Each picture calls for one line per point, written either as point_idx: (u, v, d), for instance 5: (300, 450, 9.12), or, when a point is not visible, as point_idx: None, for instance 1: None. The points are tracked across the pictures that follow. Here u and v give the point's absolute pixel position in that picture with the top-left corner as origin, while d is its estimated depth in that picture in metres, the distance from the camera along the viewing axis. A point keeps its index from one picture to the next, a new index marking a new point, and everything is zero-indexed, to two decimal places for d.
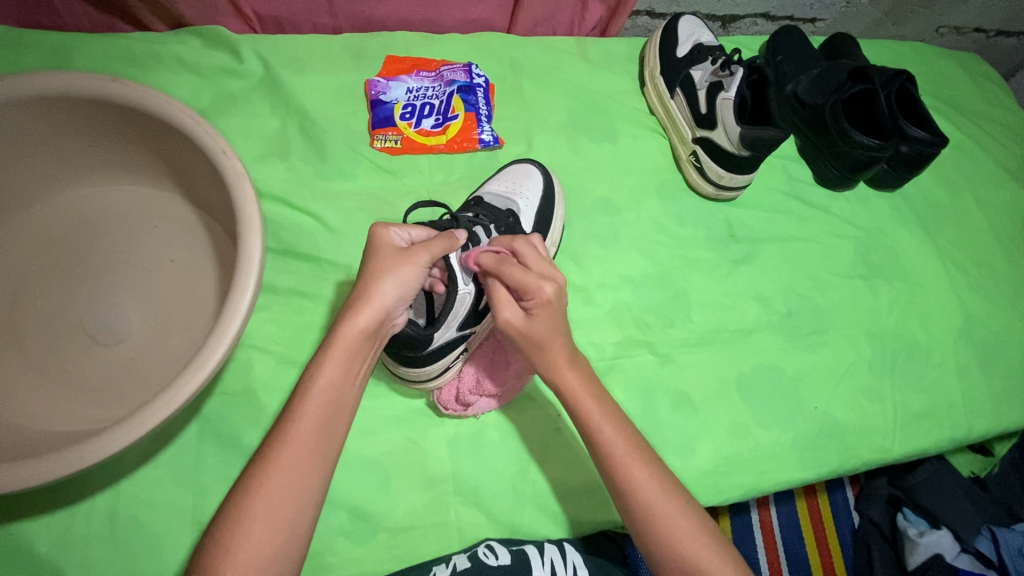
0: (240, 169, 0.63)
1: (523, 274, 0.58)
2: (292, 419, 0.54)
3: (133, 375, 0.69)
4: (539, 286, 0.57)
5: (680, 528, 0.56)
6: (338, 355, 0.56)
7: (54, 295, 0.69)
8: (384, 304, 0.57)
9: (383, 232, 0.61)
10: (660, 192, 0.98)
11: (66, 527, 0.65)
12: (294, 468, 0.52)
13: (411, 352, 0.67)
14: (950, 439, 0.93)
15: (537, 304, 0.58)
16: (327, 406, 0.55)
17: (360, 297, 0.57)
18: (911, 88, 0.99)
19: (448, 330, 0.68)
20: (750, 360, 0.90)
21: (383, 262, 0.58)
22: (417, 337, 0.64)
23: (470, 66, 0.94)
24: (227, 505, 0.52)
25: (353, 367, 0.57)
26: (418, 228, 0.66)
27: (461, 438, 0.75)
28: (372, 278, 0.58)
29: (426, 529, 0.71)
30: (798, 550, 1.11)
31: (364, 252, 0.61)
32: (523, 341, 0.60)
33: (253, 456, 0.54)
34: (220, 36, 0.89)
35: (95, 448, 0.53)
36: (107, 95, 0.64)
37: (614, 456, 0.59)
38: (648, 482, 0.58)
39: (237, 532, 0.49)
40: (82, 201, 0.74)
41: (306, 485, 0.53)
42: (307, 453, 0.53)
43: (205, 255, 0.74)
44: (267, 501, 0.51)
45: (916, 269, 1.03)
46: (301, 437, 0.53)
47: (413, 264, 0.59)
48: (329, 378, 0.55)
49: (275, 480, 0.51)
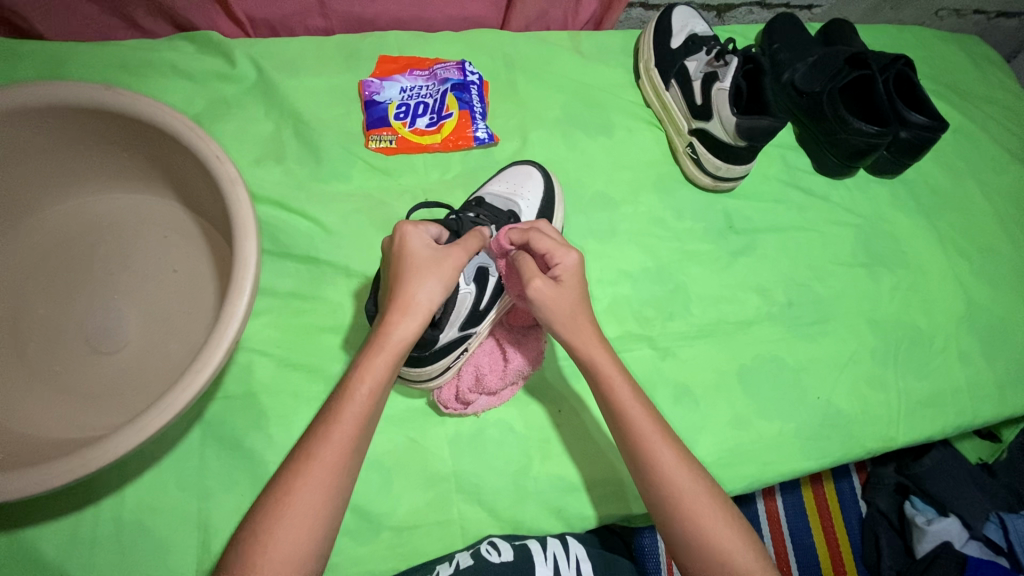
0: (234, 174, 0.63)
1: (551, 240, 0.61)
2: (332, 423, 0.55)
3: (134, 381, 0.69)
4: (568, 253, 0.61)
5: (701, 503, 0.58)
6: (378, 364, 0.56)
7: (55, 304, 0.70)
8: (428, 311, 0.57)
9: (416, 232, 0.59)
10: (657, 185, 0.98)
11: (73, 533, 0.66)
12: (336, 472, 0.53)
13: (418, 353, 0.66)
14: (955, 426, 0.92)
15: (563, 269, 0.61)
16: (367, 411, 0.56)
17: (401, 305, 0.57)
18: (910, 73, 0.98)
19: (452, 329, 0.68)
20: (751, 351, 0.89)
21: (424, 268, 0.57)
22: (426, 337, 0.63)
23: (463, 64, 0.94)
24: (264, 504, 0.52)
25: (394, 373, 0.58)
26: (435, 225, 0.64)
27: (462, 436, 0.75)
28: (414, 283, 0.57)
29: (429, 528, 0.72)
30: (806, 540, 1.11)
31: (396, 251, 0.59)
32: (554, 311, 0.61)
33: (290, 456, 0.55)
34: (213, 41, 0.89)
35: (104, 450, 0.55)
36: (102, 104, 0.64)
37: (637, 430, 0.61)
38: (672, 456, 0.60)
39: (273, 538, 0.50)
40: (80, 209, 0.74)
41: (344, 487, 0.54)
42: (344, 460, 0.54)
43: (206, 263, 0.75)
44: (304, 508, 0.52)
45: (918, 256, 1.02)
46: (338, 445, 0.54)
47: (454, 271, 0.59)
48: (372, 384, 0.56)
49: (317, 483, 0.52)
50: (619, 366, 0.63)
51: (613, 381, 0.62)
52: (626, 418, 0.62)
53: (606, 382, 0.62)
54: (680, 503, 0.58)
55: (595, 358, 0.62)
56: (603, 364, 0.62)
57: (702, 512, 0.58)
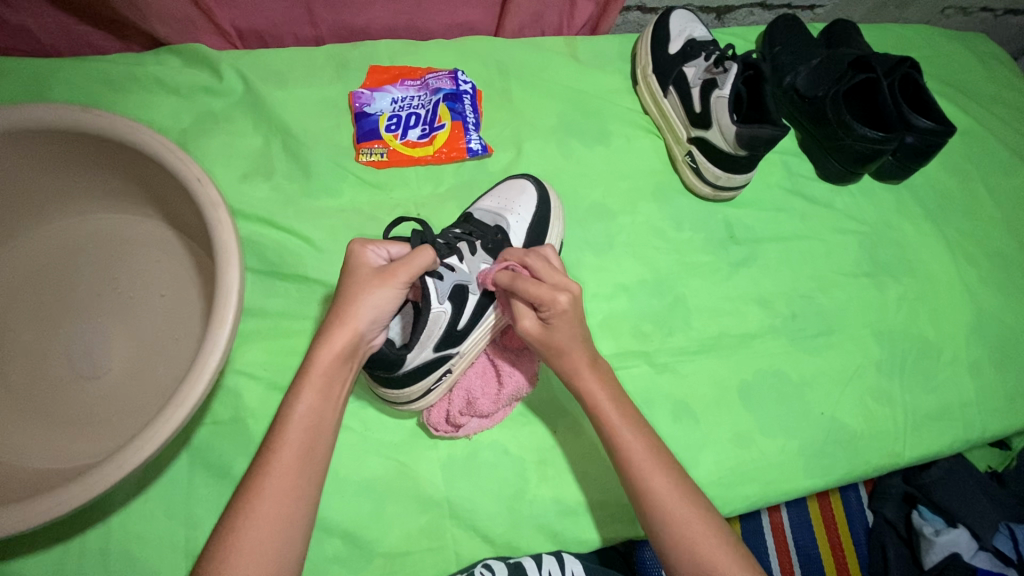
0: (216, 197, 0.61)
1: (536, 287, 0.59)
2: (272, 450, 0.54)
3: (120, 408, 0.68)
4: (555, 298, 0.58)
5: (694, 528, 0.58)
6: (315, 380, 0.56)
7: (39, 330, 0.68)
8: (358, 326, 0.57)
9: (360, 251, 0.60)
10: (656, 195, 0.95)
11: (58, 565, 0.64)
12: (279, 499, 0.52)
13: (385, 373, 0.64)
14: (964, 440, 0.90)
15: (552, 313, 0.59)
16: (307, 434, 0.55)
17: (336, 321, 0.57)
18: (916, 76, 0.95)
19: (424, 350, 0.65)
20: (753, 366, 0.87)
21: (359, 286, 0.57)
22: (391, 356, 0.62)
23: (456, 73, 0.92)
24: (212, 544, 0.50)
25: (332, 392, 0.57)
26: (398, 244, 0.64)
27: (455, 459, 0.73)
28: (347, 301, 0.57)
29: (423, 554, 0.70)
30: (811, 550, 1.09)
31: (341, 272, 0.60)
32: (548, 348, 0.63)
33: (236, 492, 0.53)
34: (199, 54, 0.87)
35: (81, 489, 0.53)
36: (80, 127, 0.62)
37: (630, 458, 0.61)
38: (665, 483, 0.60)
39: (223, 568, 0.48)
40: (63, 231, 0.72)
41: (290, 516, 0.52)
42: (291, 480, 0.53)
43: (194, 286, 0.73)
44: (251, 534, 0.50)
45: (924, 263, 0.99)
46: (284, 464, 0.53)
47: (390, 286, 0.57)
48: (307, 405, 0.55)
49: (261, 512, 0.51)
50: (611, 392, 0.64)
51: (602, 405, 0.63)
52: (622, 448, 0.62)
53: (596, 408, 0.64)
54: (674, 527, 0.58)
55: (589, 389, 0.64)
56: (598, 389, 0.64)
57: (698, 539, 0.57)
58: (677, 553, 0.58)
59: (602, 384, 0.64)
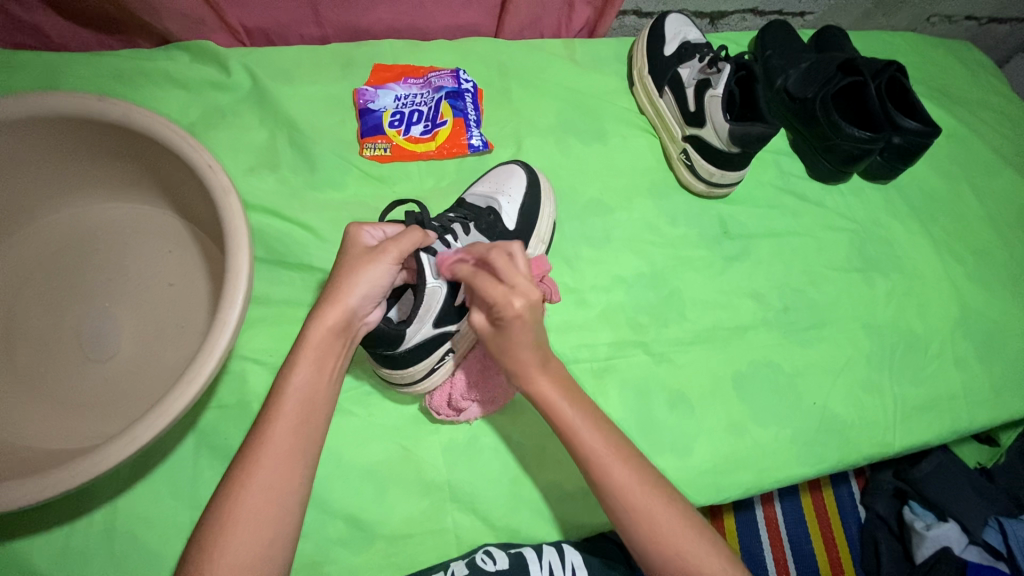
0: (227, 183, 0.63)
1: (492, 289, 0.54)
2: (268, 422, 0.55)
3: (126, 391, 0.69)
4: (507, 302, 0.53)
5: (659, 519, 0.56)
6: (309, 354, 0.57)
7: (47, 313, 0.70)
8: (350, 301, 0.58)
9: (356, 232, 0.62)
10: (652, 192, 0.98)
11: (64, 545, 0.65)
12: (273, 468, 0.52)
13: (387, 351, 0.66)
14: (952, 431, 0.92)
15: (502, 317, 0.54)
16: (302, 406, 0.56)
17: (329, 296, 0.58)
18: (902, 79, 0.98)
19: (423, 326, 0.66)
20: (747, 357, 0.89)
21: (353, 263, 0.59)
22: (389, 332, 0.63)
23: (458, 72, 0.94)
24: (208, 513, 0.51)
25: (326, 366, 0.58)
26: (393, 226, 0.66)
27: (456, 444, 0.75)
28: (341, 277, 0.59)
29: (424, 537, 0.71)
30: (804, 547, 1.11)
31: (338, 252, 0.62)
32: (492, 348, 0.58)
33: (232, 463, 0.54)
34: (207, 50, 0.89)
35: (89, 465, 0.54)
36: (94, 114, 0.64)
37: (591, 455, 0.58)
38: (625, 474, 0.58)
39: (221, 536, 0.49)
40: (72, 219, 0.74)
41: (286, 488, 0.52)
42: (286, 451, 0.54)
43: (202, 275, 0.74)
44: (248, 504, 0.51)
45: (912, 260, 1.02)
46: (279, 435, 0.54)
47: (383, 264, 0.59)
48: (302, 378, 0.56)
49: (256, 482, 0.51)
50: (562, 387, 0.60)
51: (552, 402, 0.59)
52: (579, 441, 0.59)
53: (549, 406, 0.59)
54: (642, 521, 0.57)
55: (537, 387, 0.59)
56: (544, 384, 0.59)
57: (660, 522, 0.56)
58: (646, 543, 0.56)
59: (554, 382, 0.60)
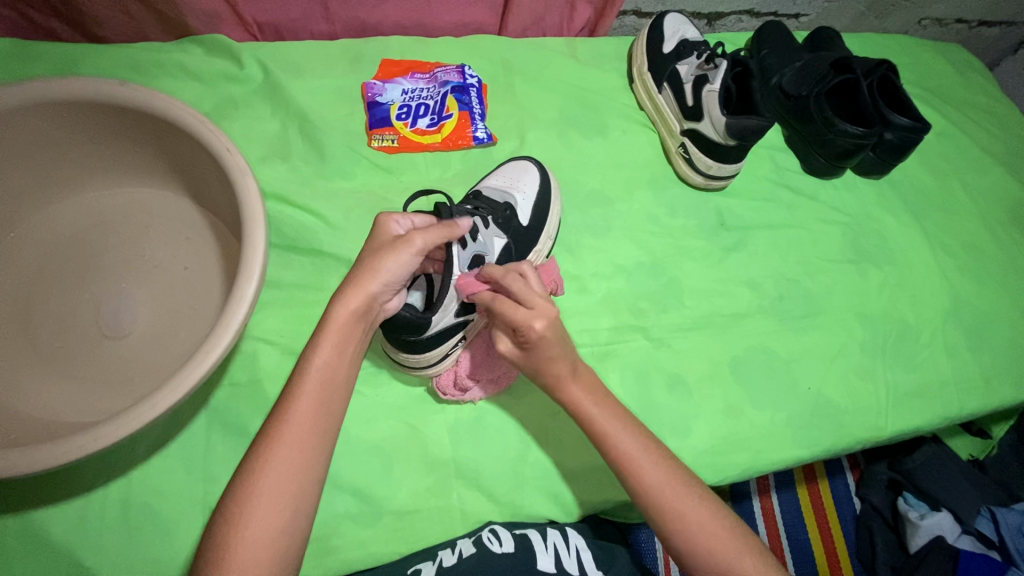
0: (244, 165, 0.66)
1: (522, 300, 0.58)
2: (289, 400, 0.56)
3: (141, 368, 0.71)
4: (528, 326, 0.56)
5: (689, 511, 0.59)
6: (330, 336, 0.58)
7: (66, 292, 0.72)
8: (372, 287, 0.60)
9: (385, 221, 0.64)
10: (651, 184, 1.01)
11: (80, 515, 0.67)
12: (294, 445, 0.54)
13: (411, 337, 0.68)
14: (943, 417, 0.95)
15: (528, 341, 0.58)
16: (324, 387, 0.58)
17: (351, 280, 0.60)
18: (892, 78, 1.02)
19: (447, 315, 0.69)
20: (743, 344, 0.92)
21: (378, 250, 0.61)
22: (415, 320, 0.65)
23: (463, 68, 0.97)
24: (233, 485, 0.53)
25: (347, 349, 0.59)
26: (421, 217, 0.68)
27: (461, 423, 0.77)
28: (366, 263, 0.61)
29: (431, 512, 0.73)
30: (801, 536, 1.13)
31: (366, 239, 0.64)
32: (527, 370, 0.62)
33: (256, 439, 0.56)
34: (221, 44, 0.92)
35: (107, 432, 0.56)
36: (117, 99, 0.67)
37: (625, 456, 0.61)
38: (660, 475, 0.60)
39: (244, 507, 0.51)
40: (91, 202, 0.76)
41: (307, 464, 0.54)
42: (307, 429, 0.55)
43: (216, 259, 0.77)
44: (270, 478, 0.53)
45: (904, 252, 1.05)
46: (300, 413, 0.56)
47: (407, 254, 0.61)
48: (323, 358, 0.58)
49: (278, 458, 0.53)
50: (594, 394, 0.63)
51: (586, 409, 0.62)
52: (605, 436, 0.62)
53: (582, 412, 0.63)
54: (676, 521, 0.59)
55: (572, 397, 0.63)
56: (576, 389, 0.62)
57: (686, 511, 0.59)
58: (669, 528, 0.59)
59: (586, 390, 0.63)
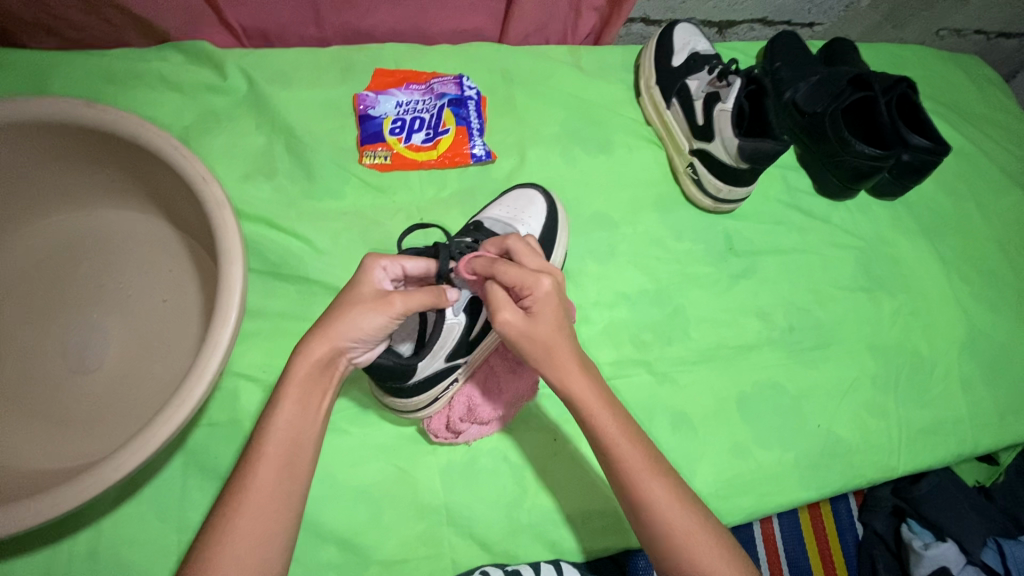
0: (220, 196, 0.60)
1: (518, 270, 0.56)
2: (250, 463, 0.52)
3: (113, 409, 0.66)
4: (538, 280, 0.56)
5: (693, 531, 0.55)
6: (293, 393, 0.54)
7: (31, 324, 0.67)
8: (338, 343, 0.55)
9: (370, 266, 0.59)
10: (656, 206, 0.96)
11: (47, 567, 0.63)
12: (254, 514, 0.49)
13: (397, 383, 0.63)
14: (956, 456, 0.91)
15: (535, 299, 0.56)
16: (287, 445, 0.53)
17: (317, 333, 0.55)
18: (912, 95, 0.97)
19: (436, 360, 0.65)
20: (751, 378, 0.88)
21: (352, 303, 0.56)
22: (400, 366, 0.61)
23: (461, 78, 0.92)
24: (188, 560, 0.48)
25: (311, 404, 0.55)
26: (413, 261, 0.62)
27: (453, 466, 0.73)
28: (336, 314, 0.56)
29: (420, 562, 0.69)
30: (801, 565, 0.99)
31: (346, 283, 0.59)
32: (526, 344, 0.56)
33: (215, 502, 0.51)
34: (203, 52, 0.86)
35: (64, 497, 0.51)
36: (83, 121, 0.61)
37: (624, 463, 0.56)
38: (660, 487, 0.56)
39: None
40: (59, 226, 0.71)
41: (271, 533, 0.50)
42: (268, 493, 0.51)
43: (193, 290, 0.72)
44: (230, 551, 0.48)
45: (919, 280, 1.01)
46: (262, 476, 0.51)
47: (383, 311, 0.56)
48: (288, 416, 0.53)
49: (238, 528, 0.49)
50: (597, 390, 0.57)
51: (588, 405, 0.56)
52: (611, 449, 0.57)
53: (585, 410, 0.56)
54: (671, 539, 0.54)
55: (572, 385, 0.56)
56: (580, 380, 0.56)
57: (685, 527, 0.55)
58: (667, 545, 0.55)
59: (591, 387, 0.57)
